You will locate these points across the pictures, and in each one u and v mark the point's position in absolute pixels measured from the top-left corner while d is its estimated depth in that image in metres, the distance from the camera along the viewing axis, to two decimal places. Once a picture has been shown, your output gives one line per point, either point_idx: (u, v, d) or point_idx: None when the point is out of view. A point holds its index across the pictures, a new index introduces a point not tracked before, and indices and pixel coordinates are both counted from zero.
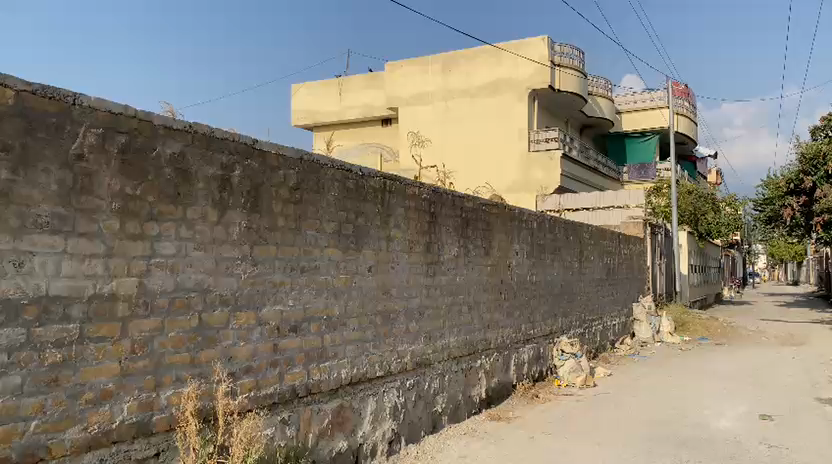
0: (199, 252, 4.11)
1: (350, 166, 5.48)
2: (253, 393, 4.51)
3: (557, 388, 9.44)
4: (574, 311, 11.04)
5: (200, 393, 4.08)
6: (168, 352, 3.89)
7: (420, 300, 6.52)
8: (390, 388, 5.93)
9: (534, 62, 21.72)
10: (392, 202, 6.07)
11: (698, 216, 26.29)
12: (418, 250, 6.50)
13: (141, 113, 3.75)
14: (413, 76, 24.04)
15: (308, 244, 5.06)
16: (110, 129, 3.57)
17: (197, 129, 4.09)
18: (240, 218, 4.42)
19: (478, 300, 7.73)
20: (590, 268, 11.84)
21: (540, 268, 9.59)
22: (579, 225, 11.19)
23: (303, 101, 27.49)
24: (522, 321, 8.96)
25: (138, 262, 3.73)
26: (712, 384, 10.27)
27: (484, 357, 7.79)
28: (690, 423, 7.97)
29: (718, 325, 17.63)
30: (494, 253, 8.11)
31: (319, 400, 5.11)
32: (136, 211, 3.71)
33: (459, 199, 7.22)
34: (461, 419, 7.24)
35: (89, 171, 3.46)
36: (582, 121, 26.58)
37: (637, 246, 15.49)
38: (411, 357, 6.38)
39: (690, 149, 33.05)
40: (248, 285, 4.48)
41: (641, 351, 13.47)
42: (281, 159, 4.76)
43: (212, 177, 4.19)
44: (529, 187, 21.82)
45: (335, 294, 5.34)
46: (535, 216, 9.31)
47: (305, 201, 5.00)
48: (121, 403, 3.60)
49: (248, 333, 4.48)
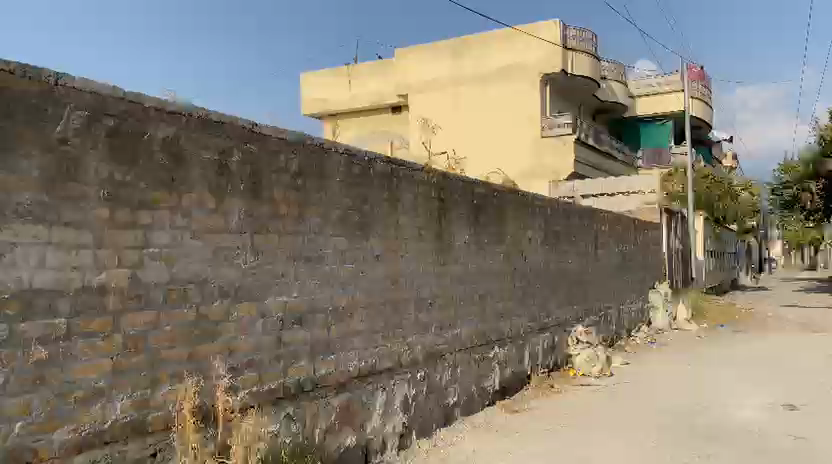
0: (196, 241, 3.90)
1: (355, 151, 5.25)
2: (255, 388, 4.31)
3: (573, 377, 9.21)
4: (590, 299, 10.78)
5: (199, 390, 3.88)
6: (164, 347, 3.69)
7: (430, 289, 6.30)
8: (400, 381, 5.73)
9: (546, 46, 21.37)
10: (399, 188, 5.83)
11: (714, 201, 25.87)
12: (428, 238, 6.27)
13: (132, 94, 3.53)
14: (422, 63, 23.73)
15: (312, 233, 4.83)
16: (97, 111, 3.36)
17: (192, 112, 3.87)
18: (239, 205, 4.21)
19: (490, 288, 7.49)
20: (605, 255, 11.57)
21: (555, 255, 9.34)
22: (594, 211, 10.92)
23: (313, 89, 27.26)
24: (536, 309, 8.72)
25: (131, 253, 3.53)
26: (734, 373, 9.97)
27: (498, 347, 7.57)
28: (710, 414, 7.67)
29: (735, 312, 17.30)
30: (507, 240, 7.87)
31: (326, 395, 4.91)
32: (126, 198, 3.50)
33: (470, 184, 6.97)
34: (474, 411, 7.02)
35: (75, 156, 3.25)
36: (596, 107, 26.17)
37: (652, 232, 15.19)
38: (421, 348, 6.15)
39: (706, 134, 32.56)
40: (249, 275, 4.28)
41: (659, 339, 13.23)
42: (282, 143, 4.54)
43: (208, 162, 3.97)
44: (541, 173, 21.38)
45: (341, 284, 5.13)
46: (549, 202, 9.06)
47: (308, 188, 4.78)
48: (113, 402, 3.41)
49: (249, 326, 4.27)
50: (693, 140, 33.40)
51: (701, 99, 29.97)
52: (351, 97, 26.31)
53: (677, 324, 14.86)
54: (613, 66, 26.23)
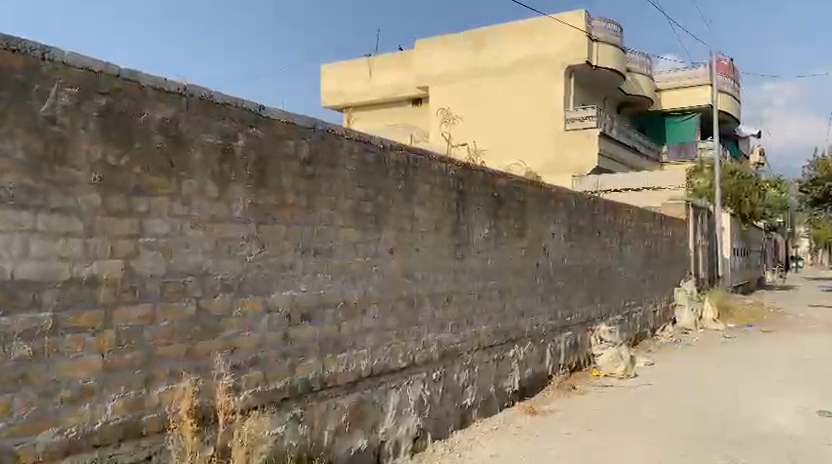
0: (197, 232, 3.66)
1: (369, 139, 4.99)
2: (260, 388, 4.05)
3: (595, 378, 8.89)
4: (614, 298, 10.44)
5: (198, 390, 3.64)
6: (160, 344, 3.45)
7: (447, 284, 6.03)
8: (414, 381, 5.48)
9: (570, 38, 20.96)
10: (416, 178, 5.56)
11: (741, 197, 25.29)
12: (445, 231, 5.99)
13: (128, 72, 3.29)
14: (442, 54, 23.32)
15: (323, 224, 4.58)
16: (88, 90, 3.12)
17: (193, 93, 3.64)
18: (243, 194, 3.96)
19: (511, 284, 7.20)
20: (630, 252, 11.20)
21: (578, 251, 9.01)
22: (619, 207, 10.58)
23: (333, 83, 27.06)
24: (558, 307, 8.40)
25: (124, 242, 3.29)
26: (764, 376, 9.57)
27: (517, 347, 7.28)
28: (739, 417, 7.37)
29: (763, 311, 16.83)
30: (529, 235, 7.56)
31: (336, 395, 4.66)
32: (120, 184, 3.26)
33: (490, 176, 6.68)
34: (493, 412, 6.75)
35: (63, 136, 3.02)
36: (620, 100, 25.68)
37: (678, 228, 14.77)
38: (438, 346, 5.87)
39: (733, 129, 31.85)
40: (254, 268, 4.03)
41: (684, 338, 12.84)
42: (291, 128, 4.29)
43: (210, 146, 3.73)
44: (566, 168, 20.99)
45: (353, 279, 4.87)
46: (572, 195, 8.72)
47: (318, 176, 4.52)
48: (105, 402, 3.17)
49: (253, 322, 4.02)
50: (720, 135, 32.70)
51: (730, 93, 29.30)
52: (371, 89, 26.04)
53: (703, 323, 14.42)
54: (639, 58, 25.70)
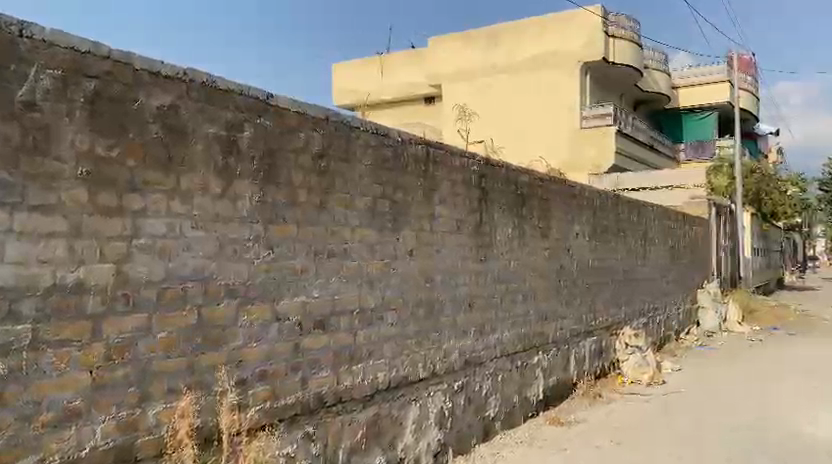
0: (198, 232, 3.30)
1: (386, 131, 4.61)
2: (268, 404, 3.67)
3: (621, 385, 8.48)
4: (639, 300, 10.01)
5: (199, 408, 3.27)
6: (157, 358, 3.08)
7: (469, 288, 5.64)
8: (435, 392, 5.10)
9: (586, 33, 20.53)
10: (437, 174, 5.18)
11: (760, 196, 24.75)
12: (467, 232, 5.60)
13: (119, 54, 2.93)
14: (456, 51, 22.87)
15: (337, 223, 4.21)
16: (74, 72, 2.76)
17: (194, 78, 3.27)
18: (250, 190, 3.59)
19: (535, 287, 6.79)
20: (654, 252, 10.76)
21: (602, 252, 8.60)
22: (643, 205, 10.16)
23: (345, 81, 26.58)
24: (583, 311, 7.98)
25: (116, 244, 2.92)
26: (798, 383, 9.12)
27: (542, 353, 6.88)
28: (775, 427, 6.95)
29: (787, 312, 16.36)
30: (553, 235, 7.16)
31: (352, 409, 4.28)
32: (112, 178, 2.90)
33: (513, 172, 6.29)
34: (516, 424, 6.35)
35: (45, 124, 2.66)
36: (636, 97, 25.18)
37: (702, 227, 14.26)
38: (460, 355, 5.48)
39: (752, 127, 31.24)
40: (261, 272, 3.66)
41: (710, 342, 12.36)
42: (303, 118, 3.93)
43: (213, 137, 3.36)
44: (582, 167, 20.65)
45: (370, 283, 4.49)
46: (596, 193, 8.32)
47: (332, 171, 4.15)
48: (94, 425, 2.81)
49: (262, 332, 3.66)
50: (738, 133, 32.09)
51: (749, 90, 28.74)
52: (383, 87, 25.58)
53: (728, 325, 13.91)
54: (655, 55, 25.22)
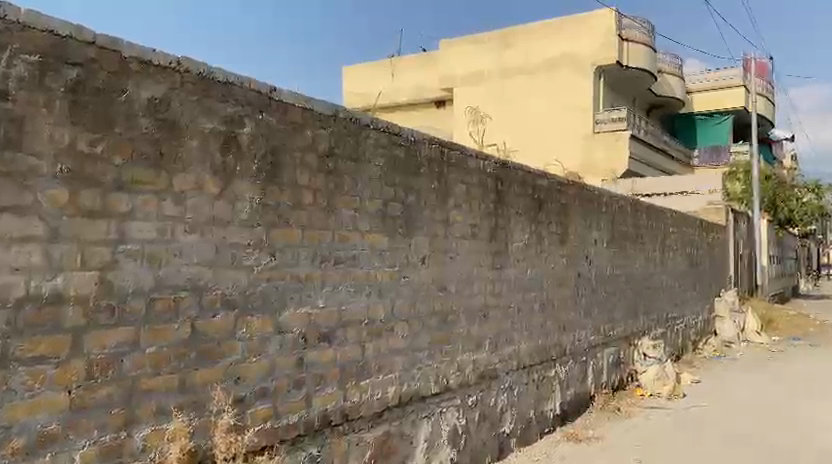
0: (193, 236, 3.01)
1: (398, 130, 4.31)
2: (269, 424, 3.37)
3: (640, 399, 8.14)
4: (657, 309, 9.67)
5: (192, 430, 2.98)
6: (145, 375, 2.80)
7: (484, 298, 5.33)
8: (448, 408, 4.79)
9: (600, 36, 20.23)
10: (451, 177, 4.88)
11: (777, 203, 24.32)
12: (482, 237, 5.29)
13: (106, 40, 2.66)
14: (468, 54, 22.60)
15: (345, 228, 3.92)
16: (53, 58, 2.48)
17: (189, 69, 2.99)
18: (251, 192, 3.31)
19: (552, 297, 6.48)
20: (672, 260, 10.41)
21: (621, 260, 8.27)
22: (662, 211, 9.83)
23: (355, 84, 26.22)
24: (601, 321, 7.66)
25: (99, 250, 2.63)
26: (824, 396, 8.72)
27: (559, 365, 6.55)
28: (805, 444, 6.55)
29: (807, 322, 15.92)
30: (571, 241, 6.85)
31: (360, 428, 3.99)
32: (96, 177, 2.62)
33: (530, 175, 5.98)
34: (533, 440, 6.02)
35: (19, 116, 2.38)
36: (650, 101, 24.81)
37: (720, 234, 13.88)
38: (474, 368, 5.18)
39: (767, 132, 30.77)
40: (262, 281, 3.37)
41: (729, 353, 11.99)
42: (308, 115, 3.64)
43: (211, 133, 3.08)
44: (596, 172, 20.23)
45: (380, 292, 4.20)
46: (615, 199, 8.00)
47: (340, 173, 3.87)
48: (72, 451, 2.52)
49: (262, 346, 3.36)
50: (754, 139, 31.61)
51: (765, 95, 28.33)
52: (394, 90, 25.28)
53: (747, 335, 13.52)
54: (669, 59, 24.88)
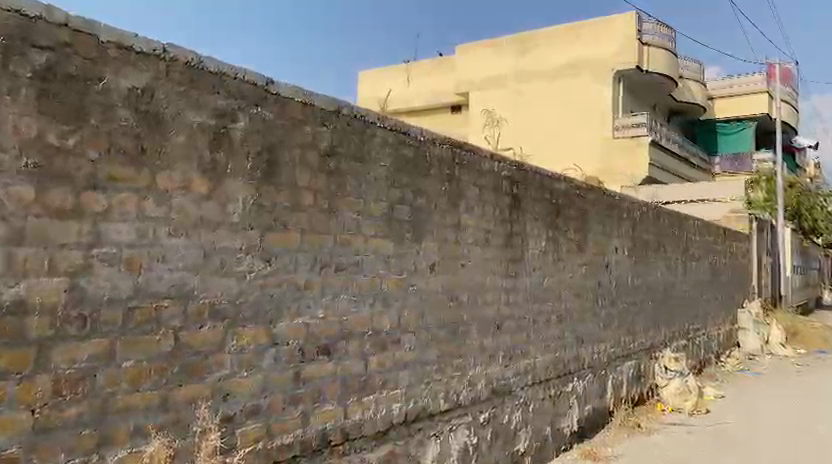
0: (178, 240, 2.76)
1: (406, 129, 4.05)
2: (262, 445, 3.11)
3: (661, 414, 7.79)
4: (679, 320, 9.31)
5: (173, 452, 2.72)
6: (121, 392, 2.54)
7: (498, 309, 5.04)
8: (459, 425, 4.51)
9: (619, 40, 19.88)
10: (463, 179, 4.61)
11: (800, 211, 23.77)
12: (496, 243, 5.01)
13: (81, 23, 2.42)
14: (484, 58, 22.35)
15: (347, 231, 3.65)
16: (20, 41, 2.24)
17: (177, 57, 2.74)
18: (244, 192, 3.05)
19: (570, 307, 6.17)
20: (695, 269, 10.04)
21: (642, 268, 7.93)
22: (683, 218, 9.47)
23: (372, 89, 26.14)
24: (621, 332, 7.32)
25: (70, 254, 2.39)
26: None
27: (577, 380, 6.23)
28: None
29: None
30: (590, 249, 6.53)
31: (361, 448, 3.71)
32: (68, 173, 2.38)
33: (548, 179, 5.69)
34: (548, 458, 5.71)
35: None
36: (669, 107, 24.39)
37: (743, 243, 13.46)
38: (486, 383, 4.88)
39: (790, 139, 30.13)
40: (256, 288, 3.11)
41: (753, 366, 11.57)
42: (308, 111, 3.39)
43: (199, 127, 2.83)
44: (614, 177, 19.95)
45: (386, 301, 3.93)
46: (637, 204, 7.68)
47: (342, 173, 3.60)
48: None
49: (255, 360, 3.10)
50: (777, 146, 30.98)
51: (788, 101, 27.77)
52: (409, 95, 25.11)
53: (770, 348, 13.08)
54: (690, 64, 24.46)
